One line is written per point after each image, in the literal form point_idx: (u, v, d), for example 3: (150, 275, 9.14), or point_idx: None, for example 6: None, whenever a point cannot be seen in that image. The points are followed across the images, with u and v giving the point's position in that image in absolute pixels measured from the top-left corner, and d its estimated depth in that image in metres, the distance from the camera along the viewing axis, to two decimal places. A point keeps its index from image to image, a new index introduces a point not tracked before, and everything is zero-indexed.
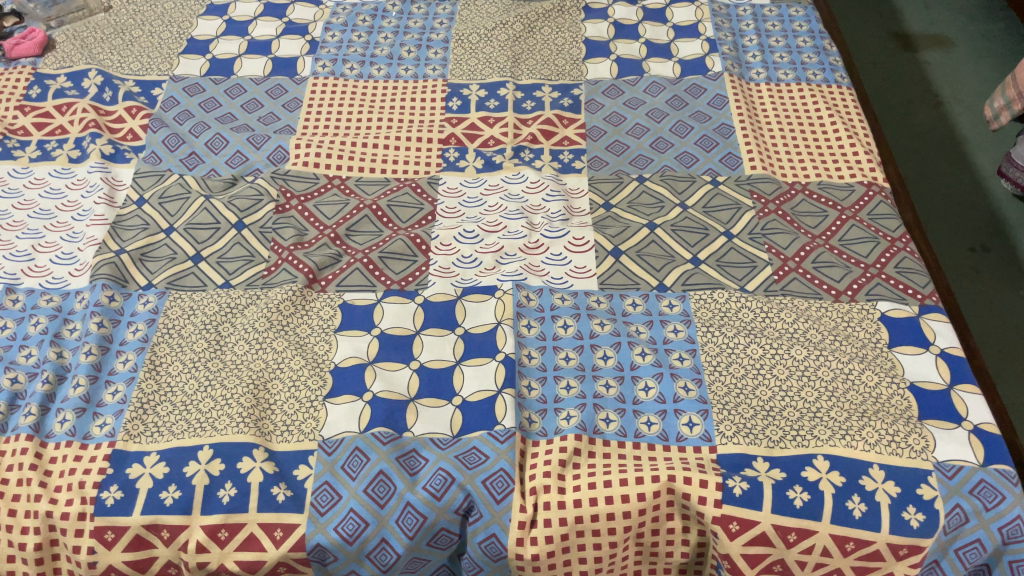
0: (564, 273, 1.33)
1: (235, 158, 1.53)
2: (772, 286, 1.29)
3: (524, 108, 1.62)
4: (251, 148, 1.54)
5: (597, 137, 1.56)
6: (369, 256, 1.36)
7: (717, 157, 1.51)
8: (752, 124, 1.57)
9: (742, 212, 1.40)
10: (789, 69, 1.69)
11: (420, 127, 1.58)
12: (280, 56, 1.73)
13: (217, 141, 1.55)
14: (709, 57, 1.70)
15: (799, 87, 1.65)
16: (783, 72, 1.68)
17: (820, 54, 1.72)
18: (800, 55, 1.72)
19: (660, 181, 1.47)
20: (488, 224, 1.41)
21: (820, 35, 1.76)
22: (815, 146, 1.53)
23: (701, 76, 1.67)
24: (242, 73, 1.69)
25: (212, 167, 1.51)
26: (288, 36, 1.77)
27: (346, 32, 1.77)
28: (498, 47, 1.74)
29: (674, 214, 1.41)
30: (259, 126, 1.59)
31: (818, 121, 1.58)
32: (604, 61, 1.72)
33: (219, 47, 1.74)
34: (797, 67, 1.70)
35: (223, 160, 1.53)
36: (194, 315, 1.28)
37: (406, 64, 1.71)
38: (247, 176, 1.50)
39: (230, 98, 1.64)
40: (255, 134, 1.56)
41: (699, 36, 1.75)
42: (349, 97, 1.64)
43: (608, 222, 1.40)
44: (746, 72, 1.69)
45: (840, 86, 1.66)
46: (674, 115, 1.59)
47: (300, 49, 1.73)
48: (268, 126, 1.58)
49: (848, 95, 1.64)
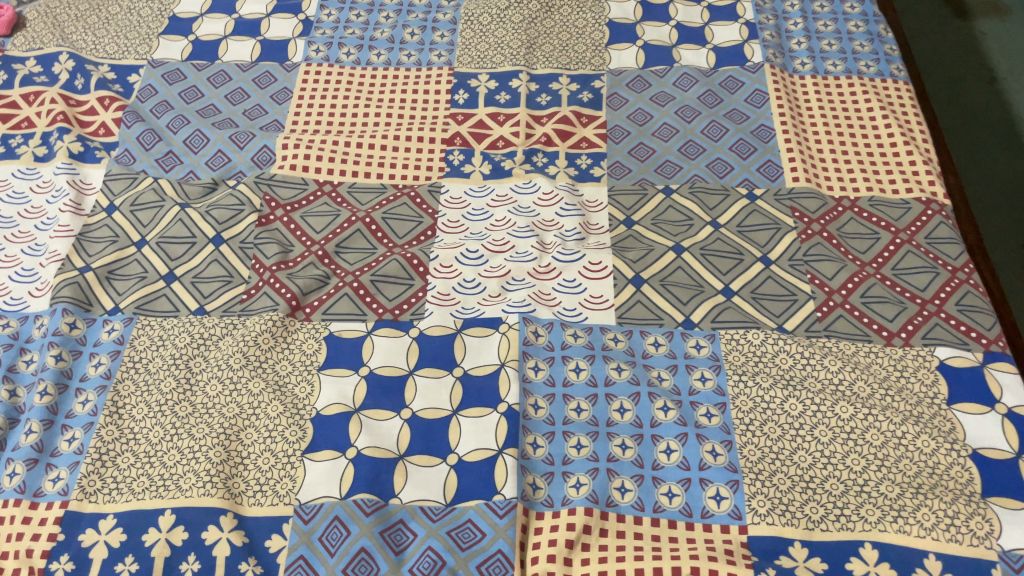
0: (578, 304, 1.18)
1: (216, 158, 1.38)
2: (814, 325, 1.13)
3: (538, 104, 1.45)
4: (234, 148, 1.39)
5: (619, 139, 1.39)
6: (360, 280, 1.21)
7: (754, 165, 1.34)
8: (795, 126, 1.39)
9: (781, 233, 1.24)
10: (838, 59, 1.50)
11: (422, 125, 1.42)
12: (270, 38, 1.56)
13: (197, 139, 1.40)
14: (747, 44, 1.52)
15: (849, 81, 1.46)
16: (831, 63, 1.50)
17: (874, 42, 1.52)
18: (850, 42, 1.53)
19: (689, 194, 1.30)
20: (494, 242, 1.26)
21: (875, 19, 1.56)
22: (867, 153, 1.35)
23: (739, 67, 1.48)
24: (228, 58, 1.53)
25: (191, 169, 1.37)
26: (279, 15, 1.60)
27: (343, 11, 1.60)
28: (512, 30, 1.56)
29: (704, 234, 1.25)
30: (244, 121, 1.43)
31: (870, 123, 1.40)
32: (629, 47, 1.54)
33: (204, 26, 1.58)
34: (847, 56, 1.50)
35: (203, 161, 1.38)
36: (162, 347, 1.14)
37: (409, 49, 1.54)
38: (228, 180, 1.35)
39: (214, 87, 1.49)
40: (239, 131, 1.41)
41: (736, 20, 1.56)
42: (345, 89, 1.48)
43: (629, 243, 1.24)
44: (789, 63, 1.50)
45: (897, 81, 1.47)
46: (707, 114, 1.41)
47: (292, 30, 1.57)
48: (255, 121, 1.43)
49: (905, 91, 1.45)
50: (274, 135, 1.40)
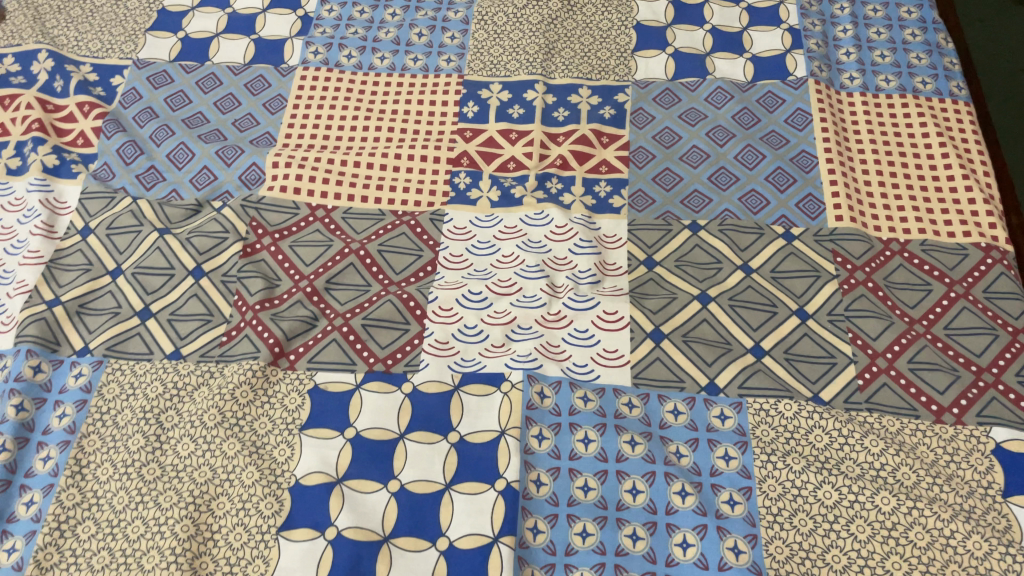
0: (590, 359, 1.06)
1: (201, 176, 1.26)
2: (854, 396, 1.01)
3: (554, 119, 1.32)
4: (221, 164, 1.27)
5: (642, 164, 1.26)
6: (350, 324, 1.10)
7: (793, 200, 1.20)
8: (841, 154, 1.24)
9: (820, 282, 1.11)
10: (891, 74, 1.35)
11: (426, 142, 1.30)
12: (266, 37, 1.43)
13: (181, 153, 1.29)
14: (790, 54, 1.37)
15: (904, 100, 1.31)
16: (883, 79, 1.34)
17: (932, 55, 1.37)
18: (905, 54, 1.37)
19: (719, 231, 1.17)
20: (499, 282, 1.14)
21: (934, 27, 1.40)
22: (921, 187, 1.21)
23: (779, 81, 1.34)
24: (219, 58, 1.41)
25: (174, 187, 1.26)
26: (276, 10, 1.47)
27: (346, 7, 1.47)
28: (530, 33, 1.42)
29: (733, 281, 1.12)
30: (233, 133, 1.31)
31: (924, 151, 1.25)
32: (658, 54, 1.39)
33: (194, 22, 1.46)
34: (902, 71, 1.35)
35: (187, 178, 1.27)
36: (133, 397, 1.05)
37: (415, 52, 1.41)
38: (213, 201, 1.24)
39: (202, 92, 1.37)
40: (227, 145, 1.29)
41: (778, 25, 1.41)
42: (345, 97, 1.36)
43: (649, 288, 1.12)
44: (837, 77, 1.35)
45: (957, 101, 1.31)
46: (742, 137, 1.27)
47: (289, 28, 1.44)
48: (244, 134, 1.31)
49: (966, 113, 1.30)
50: (265, 149, 1.28)
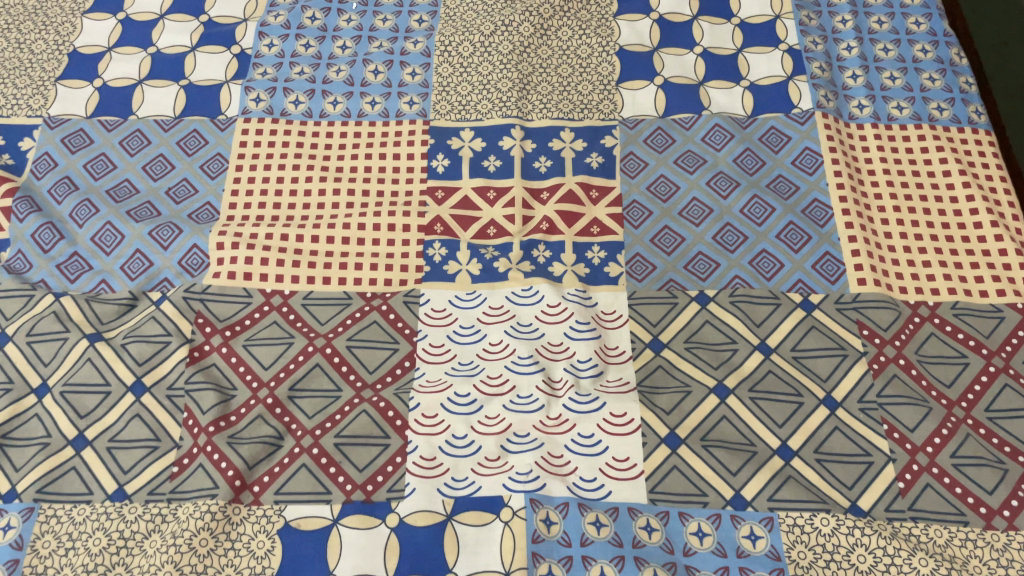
0: (599, 472, 0.94)
1: (133, 263, 1.09)
2: (895, 503, 0.91)
3: (535, 171, 1.17)
4: (156, 247, 1.10)
5: (638, 222, 1.12)
6: (321, 444, 0.96)
7: (808, 260, 1.07)
8: (857, 202, 1.12)
9: (847, 362, 0.99)
10: (903, 99, 1.22)
11: (392, 206, 1.14)
12: (197, 81, 1.25)
13: (108, 235, 1.11)
14: (792, 81, 1.23)
15: (919, 132, 1.19)
16: (895, 106, 1.22)
17: (945, 74, 1.24)
18: (917, 74, 1.24)
19: (730, 304, 1.04)
20: (489, 379, 1.00)
21: (944, 43, 1.28)
22: (946, 238, 1.09)
23: (783, 115, 1.20)
24: (144, 111, 1.22)
25: (103, 277, 1.09)
26: (206, 47, 1.29)
27: (289, 40, 1.29)
28: (500, 66, 1.26)
29: (752, 365, 1.00)
30: (168, 206, 1.14)
31: (947, 193, 1.13)
32: (646, 85, 1.24)
33: (112, 66, 1.26)
34: (915, 96, 1.22)
35: (118, 266, 1.09)
36: (72, 553, 0.90)
37: (372, 93, 1.24)
38: (150, 292, 1.08)
39: (128, 154, 1.19)
40: (161, 222, 1.12)
41: (776, 46, 1.27)
42: (294, 154, 1.18)
43: (658, 379, 0.99)
44: (845, 106, 1.22)
45: (976, 130, 1.19)
46: (747, 185, 1.14)
47: (224, 70, 1.26)
48: (181, 206, 1.14)
49: (988, 144, 1.18)
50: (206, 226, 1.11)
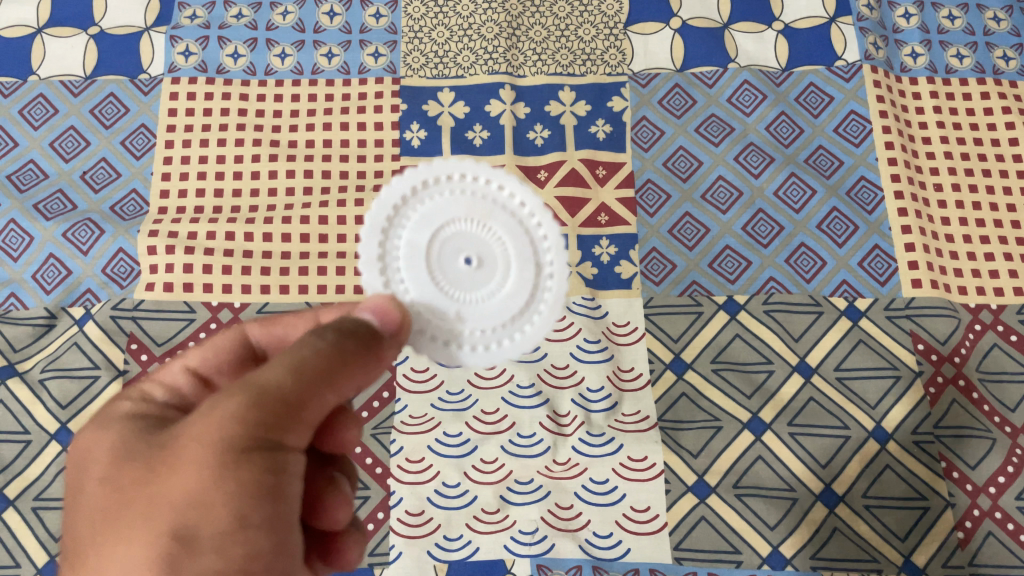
0: (616, 527, 0.81)
1: (47, 271, 0.92)
2: (953, 557, 0.80)
3: (530, 144, 0.99)
4: (73, 251, 0.92)
5: (652, 209, 0.96)
6: None
7: (854, 256, 0.93)
8: (912, 179, 0.97)
9: (899, 387, 0.87)
10: (965, 45, 1.06)
11: (360, 192, 0.95)
12: (108, 30, 1.05)
13: (14, 236, 0.93)
14: (835, 24, 1.06)
15: (982, 88, 1.03)
16: (954, 54, 1.05)
17: (1011, 13, 1.08)
18: (980, 13, 1.08)
19: (764, 313, 0.90)
20: (483, 414, 0.85)
21: None
22: (1011, 224, 0.95)
23: (824, 68, 1.03)
24: (48, 69, 1.03)
25: (12, 289, 0.91)
26: None
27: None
28: (483, 5, 1.07)
29: (790, 392, 0.87)
30: (86, 197, 0.97)
31: (1012, 167, 0.98)
32: (661, 29, 1.06)
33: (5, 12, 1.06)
34: (977, 41, 1.06)
35: (29, 273, 0.92)
36: None
37: (328, 42, 1.05)
38: (70, 308, 0.90)
39: (32, 127, 1.00)
40: (78, 219, 0.94)
41: None
42: (235, 125, 0.99)
43: (682, 411, 0.86)
44: (896, 54, 1.06)
45: None
46: (782, 161, 0.98)
47: (144, 14, 1.06)
48: (101, 196, 0.96)
49: None
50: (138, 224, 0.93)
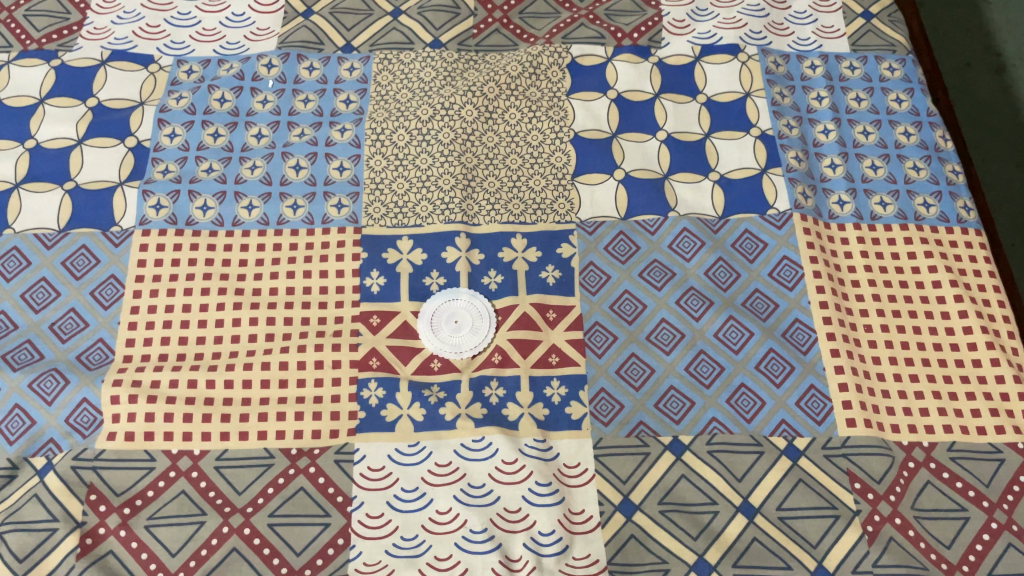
0: (559, 573, 0.86)
1: (37, 292, 1.00)
2: None
3: (484, 288, 1.03)
4: (66, 278, 1.01)
5: (593, 290, 1.03)
6: (253, 525, 0.88)
7: (778, 328, 1.01)
8: (842, 321, 1.01)
9: (839, 526, 0.89)
10: (871, 123, 1.16)
11: (337, 336, 0.99)
12: (104, 102, 1.13)
13: (12, 261, 1.02)
14: (750, 98, 1.17)
15: (903, 160, 1.13)
16: (861, 130, 1.16)
17: (912, 95, 1.19)
18: (892, 128, 1.16)
19: (708, 454, 0.93)
20: (438, 515, 0.89)
21: (911, 60, 1.23)
22: (937, 298, 1.03)
23: (757, 216, 1.08)
24: (47, 138, 1.11)
25: (2, 308, 0.99)
26: (118, 64, 1.17)
27: (194, 90, 1.15)
28: (417, 112, 1.14)
29: (734, 532, 0.89)
30: (72, 238, 1.04)
31: (932, 293, 1.03)
32: (599, 97, 1.17)
33: (12, 83, 1.15)
34: (882, 118, 1.17)
35: (20, 293, 1.00)
36: None
37: (302, 123, 1.13)
38: (56, 326, 0.99)
39: (23, 180, 1.07)
40: (72, 253, 1.03)
41: (736, 56, 1.21)
42: (204, 260, 1.03)
43: (631, 554, 0.88)
44: (809, 131, 1.16)
45: (944, 156, 1.14)
46: (720, 305, 1.02)
47: (139, 89, 1.14)
48: (85, 230, 1.04)
49: (958, 170, 1.13)
50: (95, 362, 0.96)
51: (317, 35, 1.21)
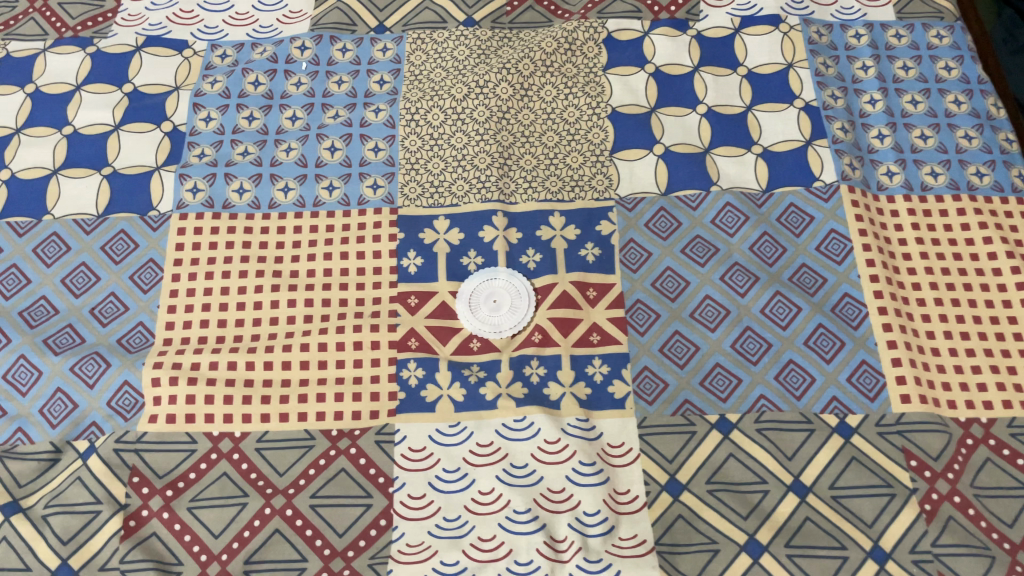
0: (606, 554, 0.84)
1: (77, 277, 1.01)
2: None
3: (523, 267, 1.01)
4: (105, 263, 1.01)
5: (635, 267, 1.01)
6: (295, 506, 0.87)
7: (827, 303, 0.98)
8: (894, 295, 0.98)
9: (895, 505, 0.86)
10: (920, 91, 1.13)
11: (375, 318, 0.98)
12: (139, 87, 1.13)
13: (52, 246, 1.03)
14: (793, 69, 1.14)
15: (954, 129, 1.09)
16: (910, 100, 1.12)
17: (962, 62, 1.15)
18: (941, 97, 1.12)
19: (756, 432, 0.90)
20: (481, 496, 0.88)
21: (960, 27, 1.18)
22: (994, 270, 0.99)
23: (803, 189, 1.05)
24: (84, 124, 1.11)
25: (43, 293, 1.00)
26: (152, 50, 1.17)
27: (228, 73, 1.14)
28: (451, 91, 1.13)
29: (786, 512, 0.86)
30: (110, 223, 1.04)
31: (988, 265, 0.99)
32: (636, 72, 1.15)
33: (48, 71, 1.15)
34: (931, 87, 1.13)
35: (60, 278, 1.01)
36: None
37: (335, 104, 1.12)
38: (96, 310, 0.99)
39: (62, 166, 1.08)
40: (111, 238, 1.03)
41: (777, 27, 1.17)
42: (242, 242, 1.02)
43: (679, 534, 0.85)
44: (855, 102, 1.12)
45: (998, 124, 1.10)
46: (767, 280, 0.99)
47: (174, 74, 1.14)
48: (123, 215, 1.04)
49: (1012, 138, 1.09)
50: (135, 345, 0.96)
51: (349, 16, 1.20)
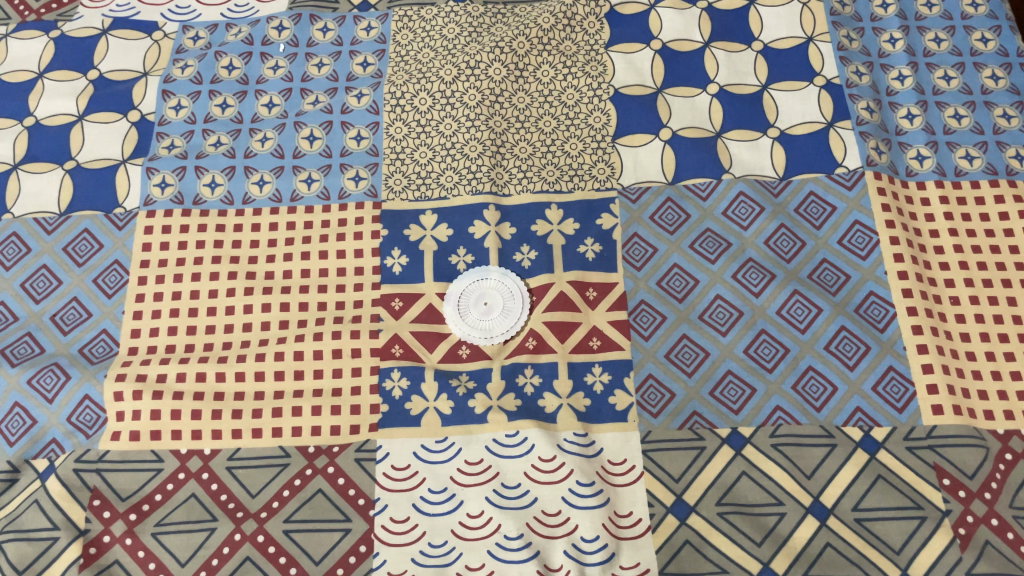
0: None
1: (38, 281, 0.94)
2: None
3: (516, 266, 0.93)
4: (67, 265, 0.94)
5: (639, 264, 0.93)
6: (268, 531, 0.81)
7: (850, 303, 0.89)
8: (925, 293, 0.89)
9: (926, 529, 0.78)
10: (953, 66, 1.02)
11: (355, 323, 0.90)
12: (105, 74, 1.06)
13: (11, 248, 0.96)
14: (813, 43, 1.04)
15: (991, 106, 0.99)
16: (942, 75, 1.02)
17: (1000, 33, 1.04)
18: (977, 71, 1.02)
19: (772, 447, 0.82)
20: (469, 519, 0.80)
21: None
22: None
23: (823, 176, 0.96)
24: (47, 114, 1.03)
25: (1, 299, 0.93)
26: (120, 33, 1.09)
27: (200, 57, 1.06)
28: (440, 72, 1.04)
29: (804, 537, 0.78)
30: (73, 222, 0.97)
31: None
32: (641, 49, 1.05)
33: (10, 58, 1.08)
34: (966, 60, 1.03)
35: (20, 282, 0.94)
36: None
37: (315, 90, 1.04)
38: (57, 317, 0.92)
39: (23, 160, 1.00)
40: (73, 238, 0.96)
41: None
42: (213, 242, 0.95)
43: (686, 562, 0.78)
44: (881, 78, 1.02)
45: None
46: (783, 278, 0.91)
47: (143, 59, 1.06)
48: (87, 213, 0.97)
49: None
50: (99, 355, 0.89)
51: None
